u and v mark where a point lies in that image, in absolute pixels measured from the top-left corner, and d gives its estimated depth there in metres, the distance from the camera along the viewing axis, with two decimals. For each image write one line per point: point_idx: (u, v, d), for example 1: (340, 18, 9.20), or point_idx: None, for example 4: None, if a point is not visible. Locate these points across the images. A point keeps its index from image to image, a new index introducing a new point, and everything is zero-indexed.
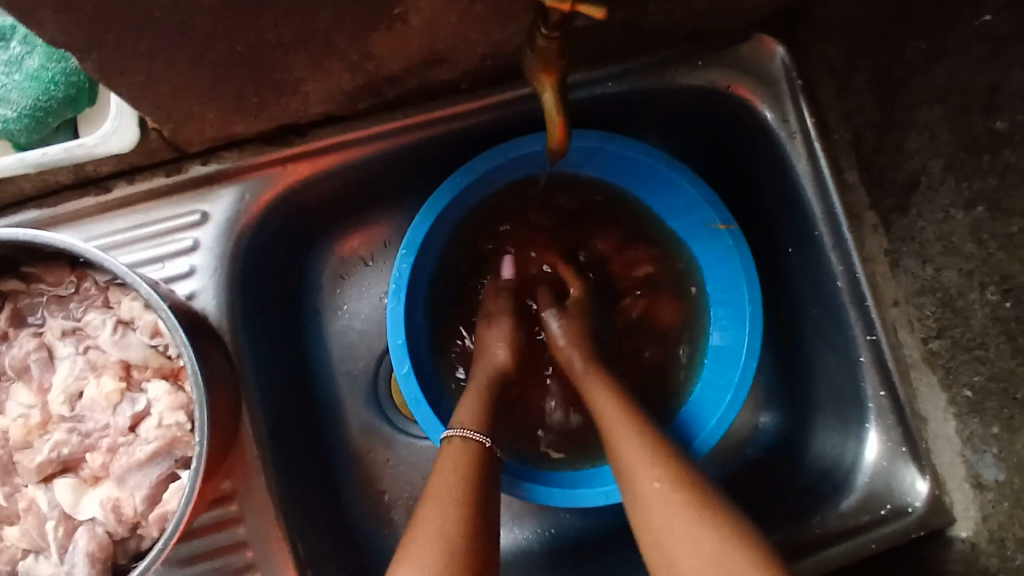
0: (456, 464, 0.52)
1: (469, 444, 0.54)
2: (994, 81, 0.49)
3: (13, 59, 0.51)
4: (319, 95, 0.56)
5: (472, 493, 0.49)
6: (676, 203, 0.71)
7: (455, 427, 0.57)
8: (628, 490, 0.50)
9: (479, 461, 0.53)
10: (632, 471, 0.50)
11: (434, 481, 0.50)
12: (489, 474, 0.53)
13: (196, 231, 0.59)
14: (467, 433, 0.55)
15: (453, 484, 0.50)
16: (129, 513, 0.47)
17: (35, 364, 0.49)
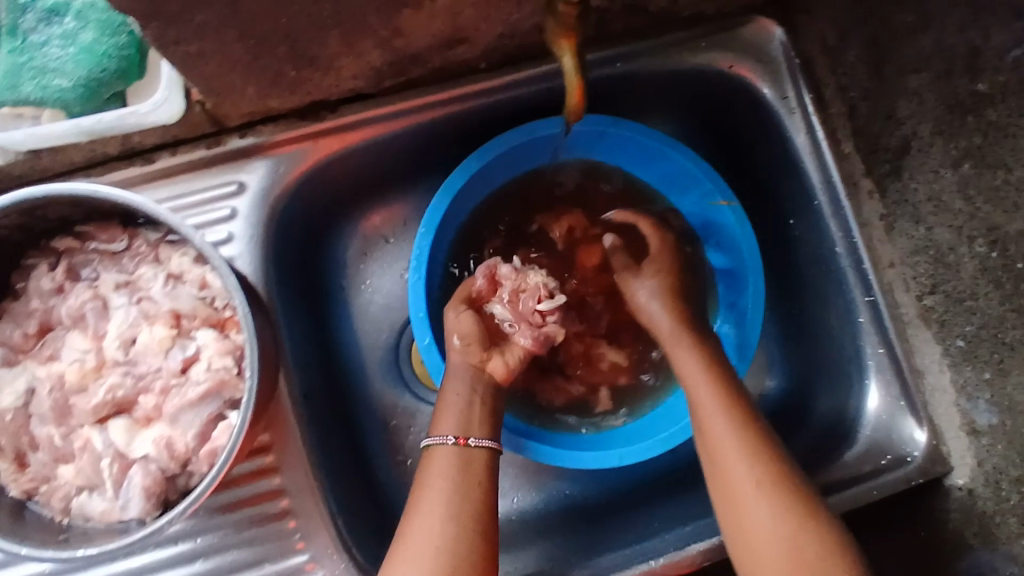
0: (436, 470, 0.58)
1: (440, 449, 0.59)
2: (975, 45, 0.53)
3: (68, 33, 0.54)
4: (352, 72, 0.59)
5: (449, 501, 0.56)
6: (677, 179, 0.75)
7: (434, 435, 0.61)
8: (722, 475, 0.58)
9: (456, 460, 0.58)
10: (732, 464, 0.57)
11: (419, 492, 0.58)
12: (473, 470, 0.58)
13: (234, 200, 0.63)
14: (436, 438, 0.60)
15: (431, 495, 0.57)
16: (181, 449, 0.52)
17: (92, 312, 0.54)
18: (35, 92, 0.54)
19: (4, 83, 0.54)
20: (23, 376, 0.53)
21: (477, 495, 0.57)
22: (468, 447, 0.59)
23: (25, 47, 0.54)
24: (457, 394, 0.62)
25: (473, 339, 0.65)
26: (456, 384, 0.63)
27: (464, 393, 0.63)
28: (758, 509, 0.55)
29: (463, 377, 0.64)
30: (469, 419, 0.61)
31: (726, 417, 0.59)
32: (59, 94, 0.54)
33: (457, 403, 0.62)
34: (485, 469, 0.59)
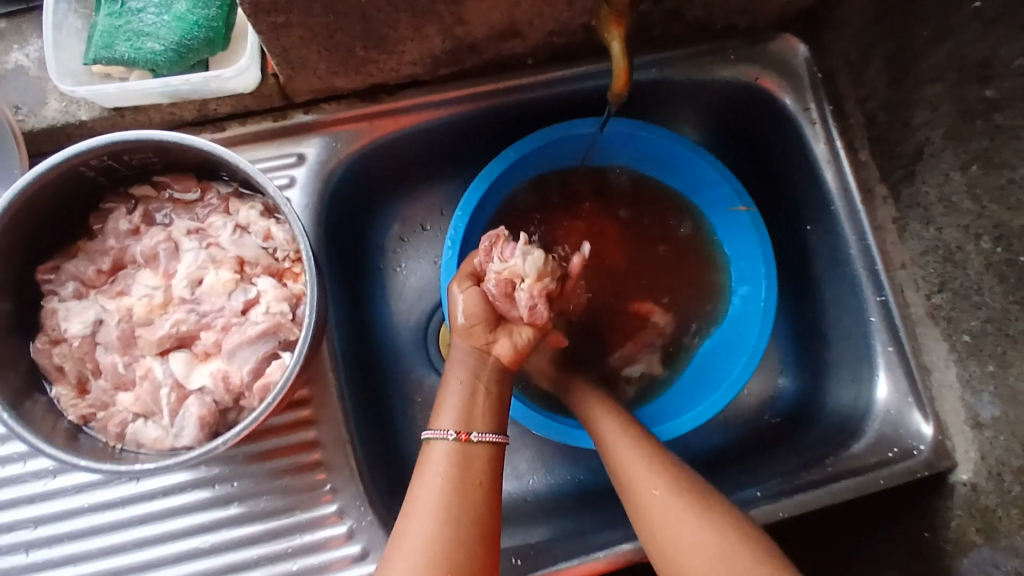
0: (433, 468, 0.55)
1: (440, 444, 0.56)
2: (986, 55, 0.56)
3: (164, 2, 0.60)
4: (412, 57, 0.65)
5: (444, 503, 0.53)
6: (699, 182, 0.79)
7: (433, 428, 0.58)
8: (628, 495, 0.58)
9: (456, 458, 0.56)
10: (633, 479, 0.58)
11: (415, 490, 0.55)
12: (473, 473, 0.56)
13: (293, 170, 0.68)
14: (437, 432, 0.57)
15: (427, 495, 0.54)
16: (236, 381, 0.55)
17: (164, 252, 0.58)
18: (128, 52, 0.59)
19: (102, 42, 0.59)
20: (92, 309, 0.57)
21: (474, 499, 0.54)
22: (470, 442, 0.57)
23: (124, 11, 0.60)
24: (462, 381, 0.60)
25: (481, 320, 0.63)
26: (459, 370, 0.61)
27: (467, 381, 0.60)
28: (657, 521, 0.55)
29: (467, 362, 0.61)
30: (472, 410, 0.58)
31: (627, 439, 0.61)
32: (149, 56, 0.59)
33: (462, 395, 0.59)
34: (485, 469, 0.56)
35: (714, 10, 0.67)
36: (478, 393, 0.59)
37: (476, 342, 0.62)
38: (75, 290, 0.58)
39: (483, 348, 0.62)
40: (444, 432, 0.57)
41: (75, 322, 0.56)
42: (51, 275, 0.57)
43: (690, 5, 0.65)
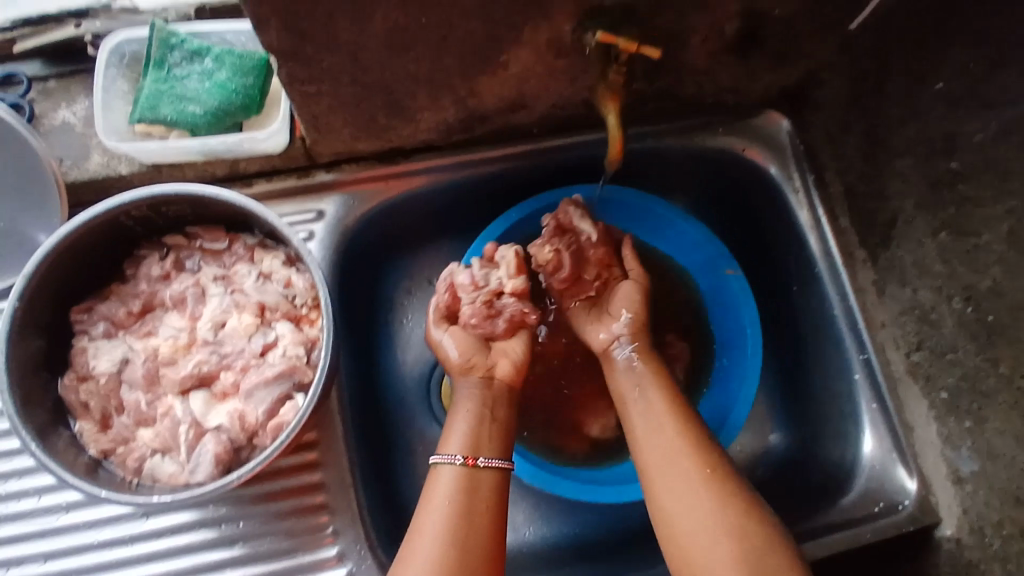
0: (440, 493, 0.60)
1: (447, 468, 0.62)
2: (950, 132, 0.61)
3: (207, 71, 0.66)
4: (428, 124, 0.70)
5: (451, 524, 0.58)
6: (688, 246, 0.84)
7: (440, 454, 0.63)
8: (664, 460, 0.61)
9: (463, 483, 0.61)
10: (674, 449, 0.61)
11: (421, 513, 0.59)
12: (479, 495, 0.60)
13: (312, 225, 0.73)
14: (445, 457, 0.63)
15: (434, 518, 0.58)
16: (251, 421, 0.58)
17: (191, 297, 0.62)
18: (170, 114, 0.65)
19: (146, 104, 0.65)
20: (120, 348, 0.61)
21: (481, 523, 0.59)
22: (478, 467, 0.62)
23: (169, 77, 0.65)
24: (469, 411, 0.66)
25: (475, 353, 0.69)
26: (466, 401, 0.66)
27: (475, 410, 0.66)
28: (684, 502, 0.58)
29: (473, 393, 0.67)
30: (478, 440, 0.64)
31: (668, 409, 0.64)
32: (190, 118, 0.65)
33: (470, 425, 0.65)
34: (491, 492, 0.61)
35: (704, 89, 0.74)
36: (486, 420, 0.65)
37: (472, 376, 0.68)
38: (105, 330, 0.61)
39: (484, 377, 0.68)
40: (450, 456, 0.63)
41: (103, 360, 0.60)
42: (84, 315, 0.61)
43: (683, 84, 0.71)
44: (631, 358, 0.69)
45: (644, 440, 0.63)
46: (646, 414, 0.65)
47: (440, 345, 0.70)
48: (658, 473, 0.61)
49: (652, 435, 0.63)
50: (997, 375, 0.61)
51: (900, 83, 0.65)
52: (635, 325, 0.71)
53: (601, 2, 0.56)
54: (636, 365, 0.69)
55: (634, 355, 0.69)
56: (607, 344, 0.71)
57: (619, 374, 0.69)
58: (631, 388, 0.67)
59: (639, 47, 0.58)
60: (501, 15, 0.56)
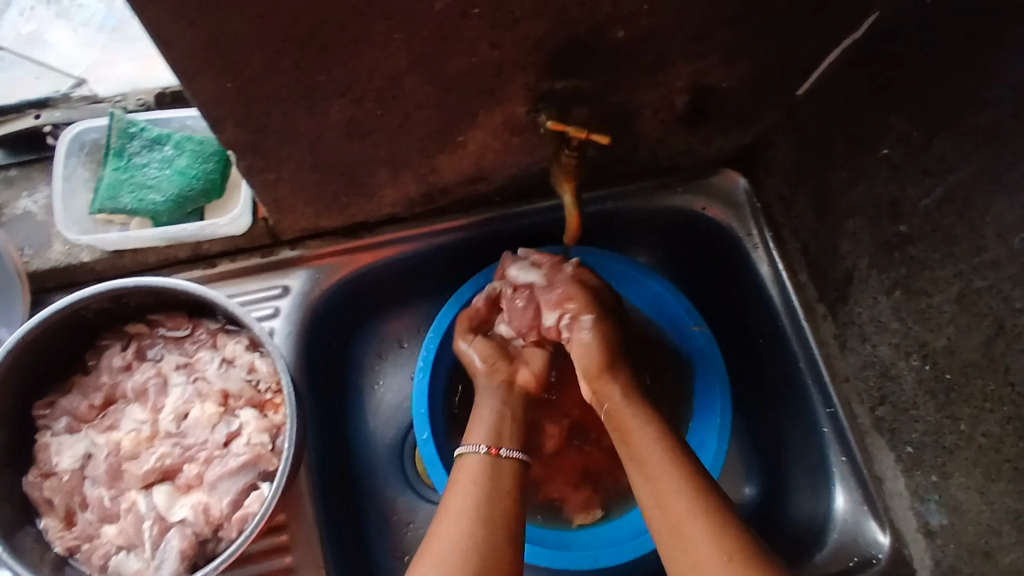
0: (465, 477, 0.63)
1: (473, 456, 0.65)
2: (895, 196, 0.63)
3: (167, 158, 0.67)
4: (391, 199, 0.71)
5: (478, 501, 0.60)
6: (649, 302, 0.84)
7: (465, 444, 0.67)
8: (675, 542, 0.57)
9: (488, 468, 0.64)
10: (682, 529, 0.57)
11: (448, 496, 0.62)
12: (503, 479, 0.63)
13: (277, 301, 0.73)
14: (470, 446, 0.66)
15: (462, 497, 0.61)
16: (216, 513, 0.58)
17: (153, 387, 0.62)
18: (131, 203, 0.66)
19: (107, 194, 0.66)
20: (83, 442, 0.60)
21: (505, 504, 0.61)
22: (500, 456, 0.65)
23: (129, 166, 0.66)
24: (491, 406, 0.71)
25: (497, 360, 0.75)
26: (489, 398, 0.72)
27: (496, 409, 0.70)
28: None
29: (495, 393, 0.72)
30: (500, 431, 0.68)
31: (675, 480, 0.59)
32: (151, 206, 0.66)
33: (494, 415, 0.70)
34: (515, 477, 0.64)
35: (660, 152, 0.76)
36: (506, 416, 0.70)
37: (494, 377, 0.73)
38: (67, 425, 0.61)
39: (506, 380, 0.73)
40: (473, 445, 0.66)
41: (65, 456, 0.59)
42: (47, 410, 0.61)
43: (639, 149, 0.74)
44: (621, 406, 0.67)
45: (661, 520, 0.58)
46: (658, 492, 0.60)
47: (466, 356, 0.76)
48: (680, 555, 0.56)
49: (661, 513, 0.59)
50: (957, 433, 0.62)
51: (846, 148, 0.67)
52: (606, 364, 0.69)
53: (552, 87, 0.60)
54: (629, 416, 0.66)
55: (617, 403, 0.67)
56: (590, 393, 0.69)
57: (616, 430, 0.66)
58: (636, 462, 0.63)
59: (588, 134, 0.60)
60: (458, 102, 0.59)
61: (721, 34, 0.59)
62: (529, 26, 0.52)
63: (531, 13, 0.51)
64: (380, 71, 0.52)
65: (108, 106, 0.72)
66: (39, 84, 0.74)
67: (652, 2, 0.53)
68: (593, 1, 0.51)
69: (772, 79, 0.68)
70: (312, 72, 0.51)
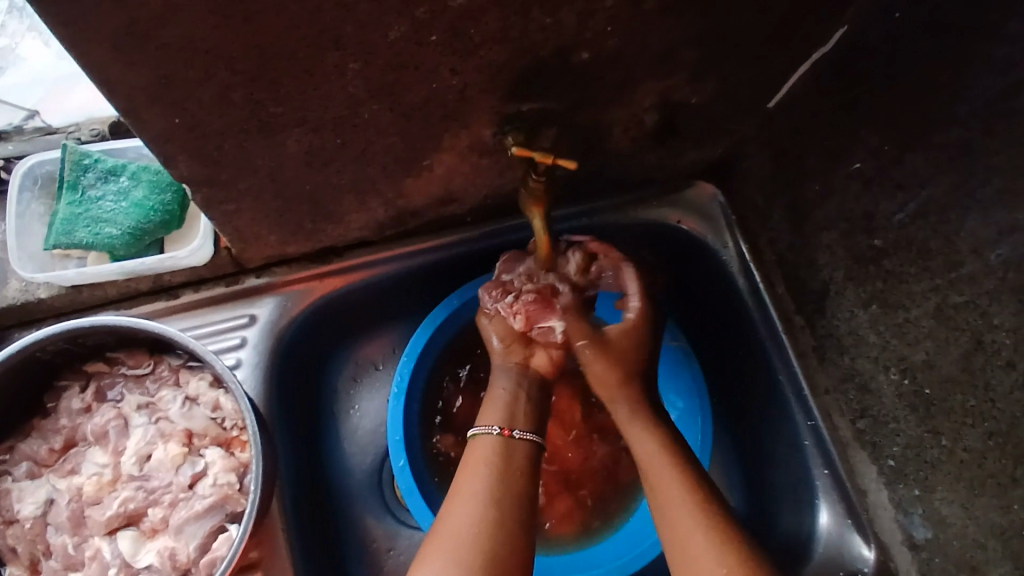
0: (478, 459, 0.61)
1: (486, 438, 0.63)
2: (868, 210, 0.62)
3: (123, 190, 0.65)
4: (359, 224, 0.70)
5: (493, 485, 0.58)
6: None
7: (479, 425, 0.65)
8: (675, 547, 0.57)
9: (502, 449, 0.61)
10: (683, 535, 0.56)
11: (459, 479, 0.60)
12: (516, 460, 0.61)
13: (244, 331, 0.71)
14: (484, 428, 0.64)
15: (476, 481, 0.59)
16: (183, 559, 0.56)
17: (113, 430, 0.60)
18: (86, 237, 0.64)
19: (61, 229, 0.64)
20: (44, 488, 0.58)
21: (518, 485, 0.59)
22: (514, 438, 0.63)
23: (83, 199, 0.65)
24: (504, 388, 0.68)
25: (512, 340, 0.70)
26: (504, 379, 0.68)
27: (511, 389, 0.68)
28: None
29: (510, 373, 0.69)
30: (515, 413, 0.65)
31: (679, 488, 0.59)
32: (107, 240, 0.64)
33: (509, 397, 0.67)
34: (529, 459, 0.62)
35: (633, 167, 0.75)
36: (520, 397, 0.67)
37: (510, 359, 0.69)
38: (28, 470, 0.59)
39: (521, 363, 0.69)
40: (488, 428, 0.64)
41: (27, 503, 0.57)
42: (7, 455, 0.60)
43: (611, 165, 0.73)
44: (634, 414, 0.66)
45: (673, 533, 0.57)
46: (674, 506, 0.58)
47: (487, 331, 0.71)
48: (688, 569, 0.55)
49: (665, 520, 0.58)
50: (939, 447, 0.61)
51: (818, 161, 0.67)
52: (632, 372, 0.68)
53: (518, 109, 0.59)
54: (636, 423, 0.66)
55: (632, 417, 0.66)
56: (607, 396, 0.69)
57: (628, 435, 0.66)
58: (654, 471, 0.61)
59: (555, 159, 0.58)
60: (420, 127, 0.57)
61: (687, 52, 0.59)
62: (489, 53, 0.52)
63: (492, 40, 0.50)
64: (336, 100, 0.52)
65: (63, 137, 0.71)
66: None
67: (615, 23, 0.52)
68: (556, 26, 0.51)
69: (741, 92, 0.68)
70: (265, 105, 0.50)
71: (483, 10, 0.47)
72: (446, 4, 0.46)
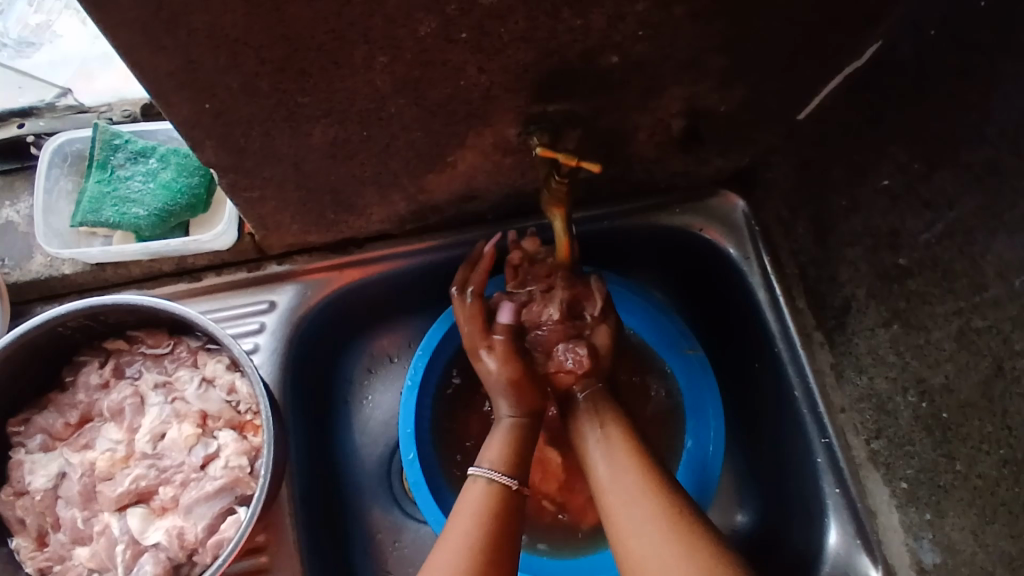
0: (478, 502, 0.60)
1: (487, 482, 0.61)
2: (894, 227, 0.61)
3: (151, 171, 0.67)
4: (381, 216, 0.70)
5: (480, 533, 0.57)
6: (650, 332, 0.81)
7: (482, 466, 0.63)
8: (618, 483, 0.59)
9: (505, 503, 0.60)
10: (629, 472, 0.60)
11: (452, 525, 0.59)
12: (509, 514, 0.60)
13: (263, 316, 0.72)
14: (487, 471, 0.62)
15: (462, 527, 0.58)
16: (190, 538, 0.57)
17: (129, 407, 0.61)
18: (113, 216, 0.65)
19: (88, 208, 0.65)
20: (57, 461, 0.59)
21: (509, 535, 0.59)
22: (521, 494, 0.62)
23: (112, 178, 0.66)
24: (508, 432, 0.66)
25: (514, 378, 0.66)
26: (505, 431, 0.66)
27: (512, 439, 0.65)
28: (648, 538, 0.55)
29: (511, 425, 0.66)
30: (519, 458, 0.64)
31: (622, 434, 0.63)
32: (134, 220, 0.65)
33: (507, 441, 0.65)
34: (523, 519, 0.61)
35: (656, 172, 0.74)
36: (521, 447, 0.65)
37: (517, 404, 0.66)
38: (42, 443, 0.60)
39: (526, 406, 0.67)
40: (494, 473, 0.62)
41: (39, 475, 0.59)
42: (22, 426, 0.61)
43: (634, 170, 0.73)
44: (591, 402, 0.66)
45: (606, 483, 0.60)
46: (608, 461, 0.61)
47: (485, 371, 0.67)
48: (621, 511, 0.58)
49: (610, 461, 0.61)
50: (953, 472, 0.60)
51: (845, 175, 0.66)
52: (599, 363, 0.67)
53: (543, 110, 0.59)
54: (596, 406, 0.65)
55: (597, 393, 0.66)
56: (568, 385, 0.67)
57: (580, 416, 0.65)
58: (590, 428, 0.64)
59: (580, 161, 0.58)
60: (445, 122, 0.58)
61: (715, 59, 0.58)
62: (517, 52, 0.52)
63: (519, 39, 0.50)
64: (362, 94, 0.52)
65: (95, 116, 0.72)
66: (22, 94, 0.74)
67: (645, 27, 0.52)
68: (584, 28, 0.51)
69: (769, 102, 0.67)
70: (293, 95, 0.51)
71: (512, 10, 0.47)
72: (476, 2, 0.46)
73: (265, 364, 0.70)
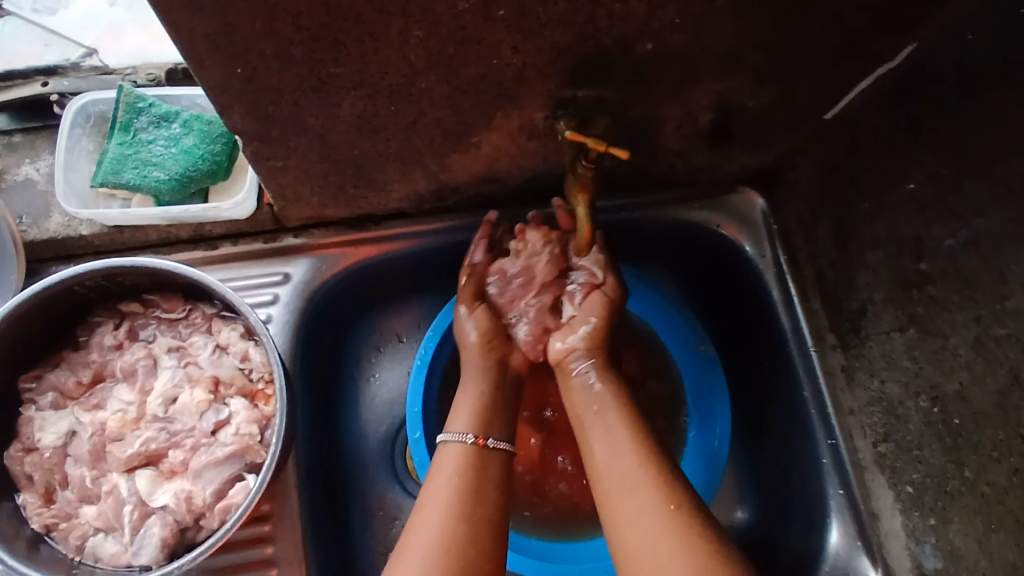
0: (447, 464, 0.61)
1: (456, 446, 0.62)
2: (918, 234, 0.61)
3: (174, 136, 0.67)
4: (400, 194, 0.70)
5: (453, 501, 0.58)
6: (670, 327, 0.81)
7: (448, 432, 0.64)
8: (612, 459, 0.60)
9: (474, 462, 0.61)
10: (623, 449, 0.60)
11: (429, 489, 0.60)
12: (487, 477, 0.61)
13: (276, 288, 0.72)
14: (455, 436, 0.63)
15: (438, 496, 0.59)
16: (198, 503, 0.57)
17: (142, 368, 0.61)
18: (133, 178, 0.66)
19: (109, 168, 0.65)
20: (67, 419, 0.59)
21: (489, 496, 0.59)
22: (487, 448, 0.63)
23: (134, 141, 0.66)
24: (478, 392, 0.67)
25: (493, 336, 0.70)
26: (480, 379, 0.68)
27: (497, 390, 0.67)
28: (635, 511, 0.56)
29: (485, 372, 0.68)
30: (488, 418, 0.65)
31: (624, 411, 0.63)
32: (154, 184, 0.66)
33: (480, 398, 0.66)
34: (503, 471, 0.62)
35: (680, 165, 0.74)
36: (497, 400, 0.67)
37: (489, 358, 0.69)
38: (53, 400, 0.60)
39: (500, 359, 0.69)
40: (454, 435, 0.63)
41: (48, 433, 0.59)
42: (33, 383, 0.61)
43: (658, 161, 0.72)
44: (586, 374, 0.66)
45: (606, 464, 0.60)
46: (604, 438, 0.62)
47: (463, 324, 0.71)
48: (614, 491, 0.58)
49: (609, 436, 0.62)
50: (961, 478, 0.59)
51: (873, 179, 0.65)
52: (591, 338, 0.68)
53: (573, 95, 0.59)
54: (593, 383, 0.66)
55: (591, 370, 0.66)
56: (559, 355, 0.68)
57: (575, 391, 0.66)
58: (591, 405, 0.64)
59: (608, 146, 0.58)
60: (474, 102, 0.58)
61: (751, 54, 0.58)
62: (553, 34, 0.51)
63: (557, 21, 0.50)
64: (395, 68, 0.52)
65: (118, 78, 0.72)
66: (47, 52, 0.75)
67: (685, 16, 0.52)
68: (624, 13, 0.50)
69: (801, 100, 0.67)
70: (325, 65, 0.51)
71: None
72: None
73: (277, 332, 0.70)
